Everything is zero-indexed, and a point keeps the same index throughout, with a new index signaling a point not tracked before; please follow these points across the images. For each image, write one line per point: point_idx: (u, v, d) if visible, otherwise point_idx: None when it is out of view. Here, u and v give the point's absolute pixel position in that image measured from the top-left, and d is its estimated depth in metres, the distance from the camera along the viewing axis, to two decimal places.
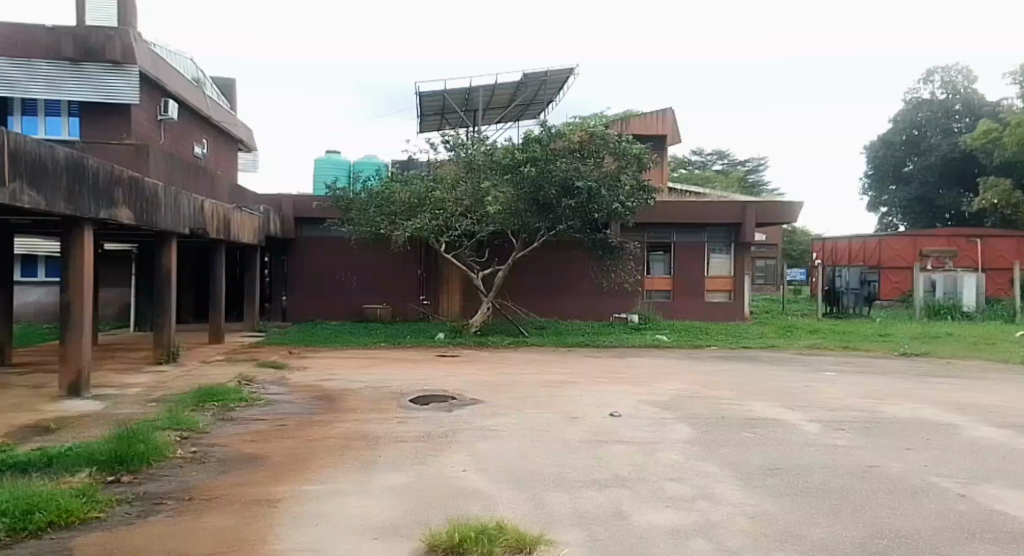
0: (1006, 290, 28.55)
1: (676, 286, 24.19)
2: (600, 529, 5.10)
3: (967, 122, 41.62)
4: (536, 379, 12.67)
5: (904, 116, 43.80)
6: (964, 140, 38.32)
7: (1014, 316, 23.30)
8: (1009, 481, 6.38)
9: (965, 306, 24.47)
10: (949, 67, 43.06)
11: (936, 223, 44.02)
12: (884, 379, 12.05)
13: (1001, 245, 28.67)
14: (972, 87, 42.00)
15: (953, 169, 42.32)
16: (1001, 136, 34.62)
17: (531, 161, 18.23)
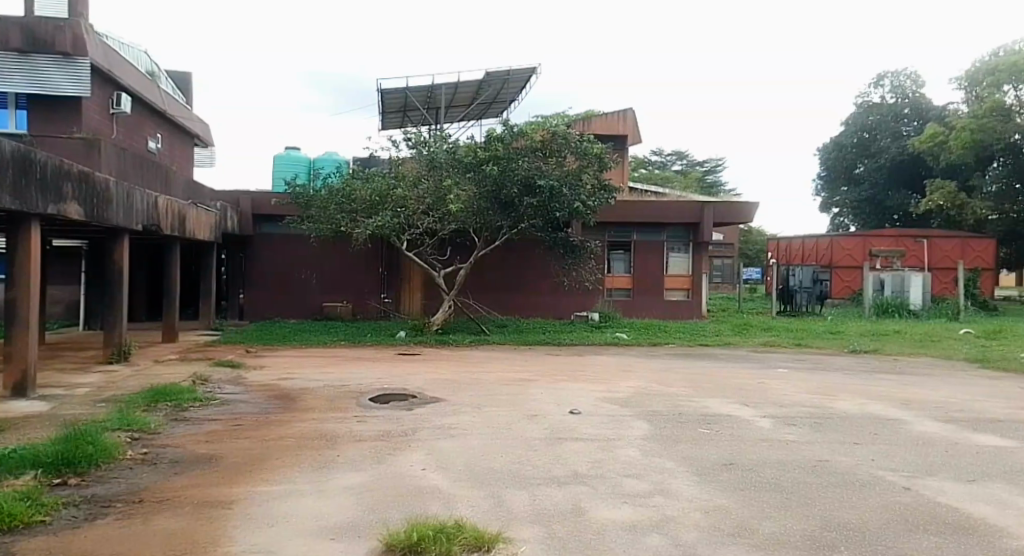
0: (950, 289, 29.56)
1: (635, 284, 24.43)
2: (557, 526, 5.14)
3: (915, 126, 42.98)
4: (496, 377, 12.69)
5: (856, 120, 45.16)
6: (912, 143, 39.63)
7: (957, 314, 24.21)
8: (951, 474, 6.62)
9: (911, 304, 25.19)
10: (899, 72, 44.46)
11: (885, 224, 45.15)
12: (835, 376, 12.38)
13: (947, 245, 29.60)
14: (920, 91, 43.46)
15: (901, 171, 43.61)
16: (946, 140, 35.80)
17: (492, 159, 18.45)
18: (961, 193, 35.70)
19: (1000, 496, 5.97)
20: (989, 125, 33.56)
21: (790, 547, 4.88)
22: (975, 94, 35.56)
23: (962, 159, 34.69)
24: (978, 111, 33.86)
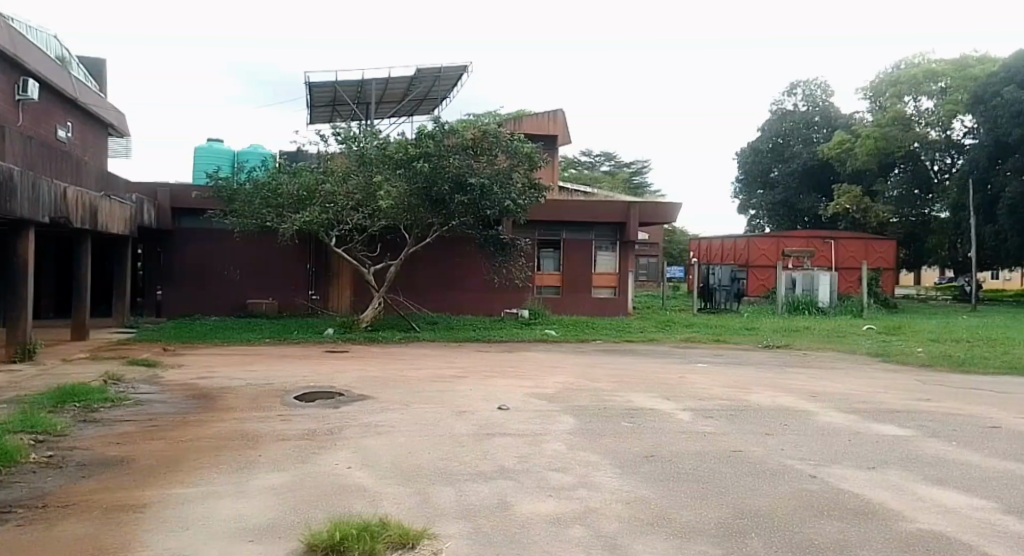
0: (855, 287, 31.05)
1: (564, 282, 24.79)
2: (482, 521, 5.22)
3: (825, 133, 45.37)
4: (424, 374, 12.69)
5: (771, 126, 47.31)
6: (821, 149, 42.54)
7: (862, 311, 25.33)
8: (854, 461, 7.03)
9: (819, 302, 26.29)
10: (811, 81, 47.06)
11: (797, 226, 47.25)
12: (751, 370, 12.93)
13: (853, 245, 31.32)
14: (830, 101, 46.21)
15: (812, 176, 45.80)
16: (852, 147, 39.34)
17: (423, 156, 18.21)
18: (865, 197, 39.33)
19: (897, 481, 6.39)
20: (892, 133, 37.46)
21: (706, 534, 5.11)
22: (879, 104, 40.00)
23: (867, 165, 38.01)
24: (883, 120, 37.76)
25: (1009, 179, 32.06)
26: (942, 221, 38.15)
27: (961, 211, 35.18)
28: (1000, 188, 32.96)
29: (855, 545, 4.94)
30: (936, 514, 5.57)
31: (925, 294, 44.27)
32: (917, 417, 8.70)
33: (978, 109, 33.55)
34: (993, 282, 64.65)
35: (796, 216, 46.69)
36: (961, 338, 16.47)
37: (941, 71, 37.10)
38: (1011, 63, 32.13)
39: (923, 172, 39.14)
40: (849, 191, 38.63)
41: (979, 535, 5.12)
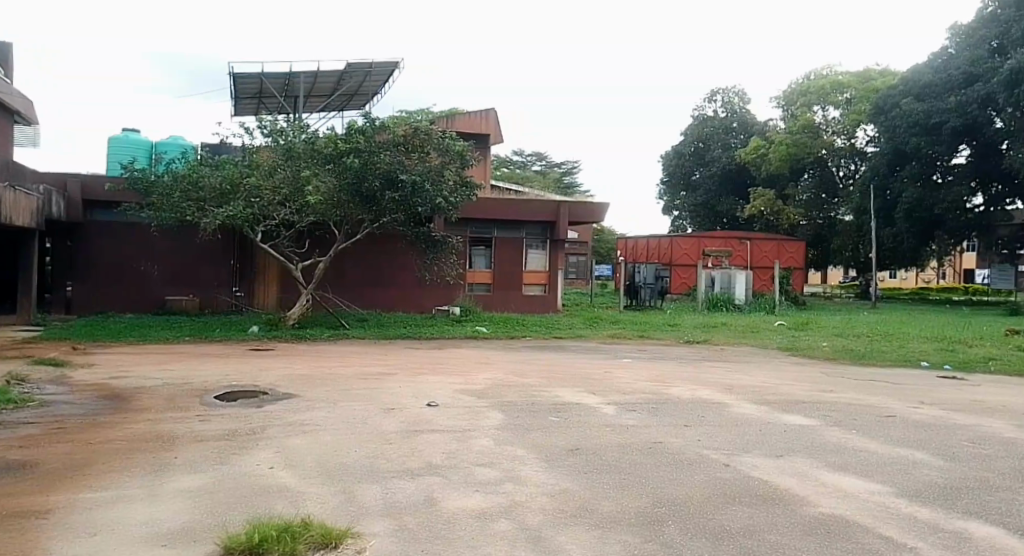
0: (769, 285, 32.43)
1: (495, 280, 24.92)
2: (407, 518, 5.26)
3: (742, 138, 46.98)
4: (353, 371, 12.57)
5: (693, 130, 48.62)
6: (739, 154, 44.51)
7: (774, 308, 26.67)
8: (766, 450, 7.38)
9: (736, 299, 27.21)
10: (728, 89, 48.61)
11: (717, 226, 48.95)
12: (672, 364, 13.35)
13: (767, 246, 32.61)
14: (746, 108, 47.81)
15: (731, 180, 47.50)
16: (766, 153, 41.61)
17: (353, 151, 18.03)
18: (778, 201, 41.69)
19: (804, 468, 6.74)
20: (802, 140, 39.66)
21: (625, 523, 5.28)
22: (790, 113, 41.98)
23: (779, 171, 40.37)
24: (794, 128, 40.10)
25: (905, 185, 33.81)
26: (846, 224, 40.03)
27: (863, 215, 36.95)
28: (897, 194, 34.52)
29: (764, 529, 5.19)
30: (839, 499, 5.91)
31: (827, 294, 45.52)
32: (824, 407, 9.18)
33: (881, 118, 35.40)
34: (892, 280, 68.63)
35: (716, 217, 48.36)
36: (862, 333, 17.44)
37: (846, 83, 39.20)
38: (910, 77, 34.13)
39: (830, 178, 41.22)
40: (764, 195, 41.34)
41: (875, 516, 5.48)
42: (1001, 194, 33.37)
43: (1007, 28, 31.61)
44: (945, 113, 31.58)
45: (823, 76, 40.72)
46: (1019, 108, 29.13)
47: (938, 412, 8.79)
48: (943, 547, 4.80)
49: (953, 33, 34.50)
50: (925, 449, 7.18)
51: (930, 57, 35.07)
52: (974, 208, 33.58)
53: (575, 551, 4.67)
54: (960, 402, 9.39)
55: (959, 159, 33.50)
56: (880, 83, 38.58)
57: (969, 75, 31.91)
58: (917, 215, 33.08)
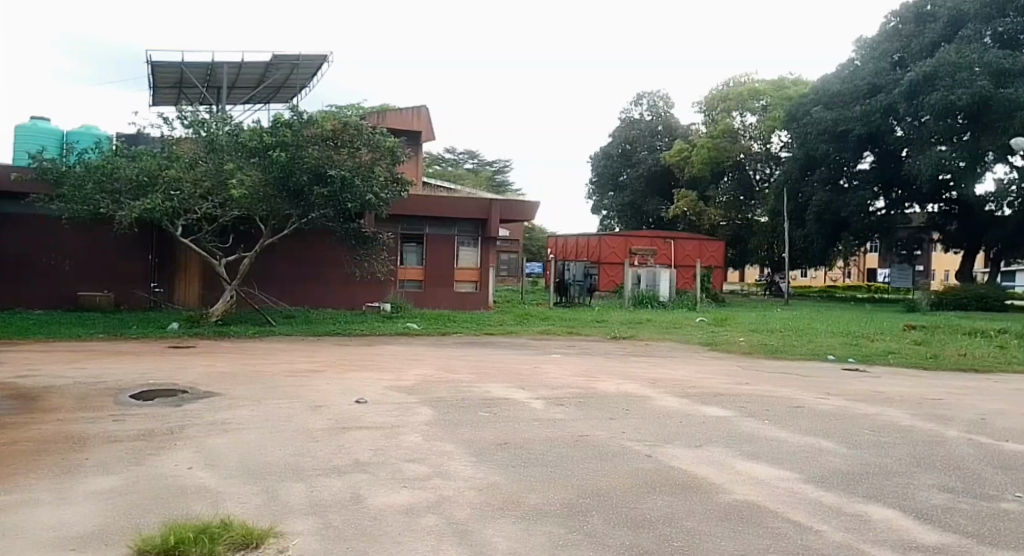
0: (692, 283, 33.36)
1: (427, 277, 24.85)
2: (333, 515, 5.24)
3: (666, 141, 48.41)
4: (278, 369, 12.35)
5: (620, 132, 49.74)
6: (664, 156, 45.81)
7: (696, 305, 27.55)
8: (687, 441, 7.66)
9: (661, 297, 28.03)
10: (654, 93, 49.90)
11: (643, 226, 50.15)
12: (600, 359, 13.65)
13: (689, 246, 33.64)
14: (670, 112, 49.15)
15: (656, 181, 48.79)
16: (689, 156, 43.04)
17: (279, 145, 17.69)
18: (700, 202, 43.40)
19: (720, 458, 7.05)
20: (722, 145, 41.10)
21: (551, 515, 5.41)
22: (711, 117, 43.33)
23: (701, 173, 41.96)
24: (715, 132, 41.38)
25: (816, 189, 35.46)
26: (762, 225, 41.61)
27: (776, 216, 39.11)
28: (808, 198, 36.47)
29: (682, 517, 5.42)
30: (752, 486, 6.20)
31: (746, 294, 44.97)
32: (740, 399, 9.58)
33: (795, 125, 37.00)
34: (803, 278, 71.94)
35: (642, 217, 49.52)
36: (776, 328, 18.24)
37: (762, 90, 40.77)
38: (820, 86, 35.82)
39: (747, 180, 42.86)
40: (687, 196, 42.92)
41: (784, 502, 5.78)
42: (901, 199, 34.88)
43: (906, 44, 34.18)
44: (851, 121, 33.07)
45: (740, 83, 42.13)
46: (918, 117, 30.75)
47: (844, 402, 9.30)
48: (845, 529, 5.12)
49: (860, 46, 36.53)
50: (831, 438, 7.59)
51: (838, 68, 37.01)
52: (876, 211, 35.19)
53: (501, 542, 4.76)
54: (865, 393, 9.96)
55: (864, 165, 35.06)
56: (793, 92, 40.29)
57: (874, 86, 33.40)
58: (826, 217, 34.79)
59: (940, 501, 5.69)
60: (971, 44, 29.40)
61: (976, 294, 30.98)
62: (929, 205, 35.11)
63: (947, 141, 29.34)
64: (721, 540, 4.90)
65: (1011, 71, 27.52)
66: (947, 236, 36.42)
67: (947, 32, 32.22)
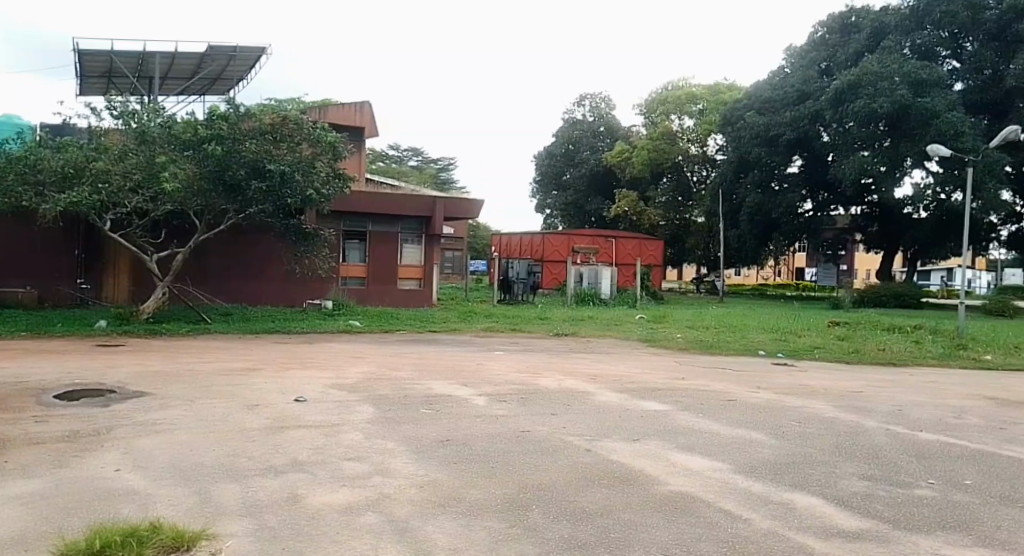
0: (632, 281, 33.91)
1: (370, 273, 24.65)
2: (268, 516, 5.20)
3: (608, 142, 49.19)
4: (214, 367, 12.11)
5: (563, 132, 50.35)
6: (605, 156, 46.54)
7: (637, 302, 28.10)
8: (624, 435, 7.85)
9: (602, 294, 28.51)
10: (596, 95, 50.71)
11: (585, 225, 50.79)
12: (541, 356, 13.83)
13: (629, 245, 34.21)
14: (612, 113, 50.00)
15: (598, 181, 49.46)
16: (630, 157, 43.80)
17: (215, 138, 17.32)
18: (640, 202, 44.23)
19: (656, 451, 7.25)
20: (661, 146, 41.99)
21: (491, 510, 5.48)
22: (650, 120, 44.12)
23: (641, 174, 42.74)
24: (654, 134, 42.27)
25: (748, 191, 36.30)
26: (700, 225, 42.66)
27: (712, 217, 40.44)
28: (741, 198, 37.41)
29: (619, 509, 5.56)
30: (685, 478, 6.41)
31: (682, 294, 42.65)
32: (676, 393, 9.86)
33: (729, 129, 38.04)
34: (737, 277, 74.15)
35: (584, 217, 50.15)
36: (710, 324, 18.78)
37: (699, 94, 41.76)
38: (754, 91, 36.97)
39: (684, 182, 43.87)
40: (627, 196, 43.63)
41: (714, 493, 6.00)
42: (827, 201, 36.29)
43: (832, 53, 35.97)
44: (781, 126, 34.14)
45: (678, 87, 43.04)
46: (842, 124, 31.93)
47: (775, 396, 9.66)
48: (771, 517, 5.35)
49: (790, 54, 37.94)
50: (762, 430, 7.89)
51: (770, 75, 38.31)
52: (804, 213, 36.47)
53: (441, 538, 4.81)
54: (793, 387, 10.38)
55: (793, 168, 36.25)
56: (728, 96, 41.43)
57: (802, 93, 34.78)
58: (758, 218, 35.99)
59: (859, 489, 5.99)
60: (892, 55, 30.75)
61: (895, 292, 32.61)
62: (853, 208, 36.61)
63: (868, 146, 30.50)
64: (654, 530, 5.06)
65: (927, 81, 28.71)
66: (870, 236, 38.04)
67: (870, 43, 33.98)
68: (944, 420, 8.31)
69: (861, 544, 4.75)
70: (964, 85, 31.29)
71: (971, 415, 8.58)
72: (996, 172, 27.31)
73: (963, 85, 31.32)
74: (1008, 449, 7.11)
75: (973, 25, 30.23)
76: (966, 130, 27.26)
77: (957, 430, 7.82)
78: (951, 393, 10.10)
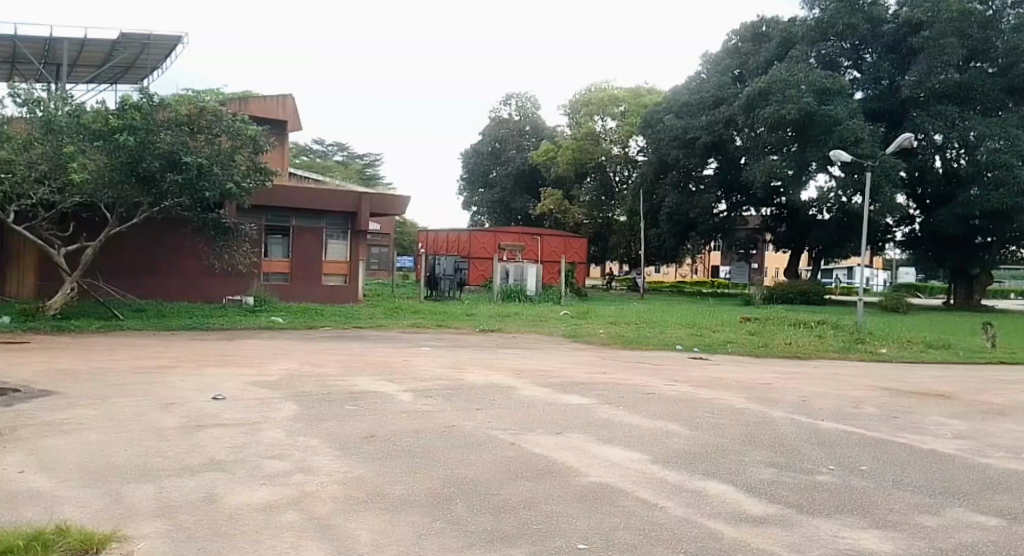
0: (557, 278, 34.37)
1: (293, 269, 24.17)
2: (184, 516, 5.09)
3: (534, 141, 49.71)
4: (127, 365, 11.67)
5: (490, 131, 50.63)
6: (531, 156, 47.03)
7: (560, 298, 28.56)
8: (547, 428, 8.02)
9: (528, 291, 28.88)
10: (522, 95, 51.11)
11: (511, 223, 51.22)
12: (467, 351, 13.93)
13: (554, 242, 34.66)
14: (538, 113, 50.51)
15: (524, 179, 49.89)
16: (556, 156, 44.43)
17: (127, 129, 16.61)
18: (565, 201, 44.96)
19: (578, 443, 7.44)
20: (585, 146, 42.74)
21: (415, 505, 5.51)
22: (574, 121, 44.64)
23: (566, 173, 43.40)
24: (578, 135, 42.97)
25: (668, 192, 37.39)
26: (622, 224, 43.67)
27: (634, 216, 41.43)
28: (662, 199, 38.47)
29: (542, 500, 5.69)
30: (604, 469, 6.61)
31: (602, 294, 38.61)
32: (599, 387, 10.10)
33: (649, 131, 39.03)
34: (656, 275, 76.31)
35: (510, 215, 50.56)
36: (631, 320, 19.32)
37: (621, 97, 42.55)
38: (672, 96, 37.99)
39: (608, 182, 44.78)
40: (553, 194, 44.24)
41: (634, 482, 6.20)
42: (740, 202, 37.71)
43: (744, 61, 37.45)
44: (698, 129, 35.20)
45: (601, 89, 43.83)
46: (754, 129, 33.28)
47: (691, 388, 10.04)
48: (685, 505, 5.59)
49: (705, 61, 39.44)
50: (677, 421, 8.21)
51: (686, 81, 39.60)
52: (719, 213, 37.87)
53: (364, 535, 4.81)
54: (709, 380, 10.80)
55: (709, 170, 37.42)
56: (649, 100, 42.52)
57: (717, 98, 36.09)
58: (677, 217, 37.05)
59: (767, 476, 6.31)
60: (799, 64, 32.11)
61: (801, 289, 34.05)
62: (763, 208, 38.11)
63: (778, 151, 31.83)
64: (576, 521, 5.20)
65: (832, 90, 30.25)
66: (778, 237, 39.65)
67: (779, 53, 35.39)
68: (844, 410, 8.84)
69: (767, 528, 5.02)
70: (864, 95, 32.91)
71: (868, 405, 9.16)
72: (891, 178, 29.15)
73: (863, 94, 32.91)
74: (901, 436, 7.63)
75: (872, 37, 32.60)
76: (865, 137, 28.94)
77: (856, 419, 8.32)
78: (851, 384, 10.73)
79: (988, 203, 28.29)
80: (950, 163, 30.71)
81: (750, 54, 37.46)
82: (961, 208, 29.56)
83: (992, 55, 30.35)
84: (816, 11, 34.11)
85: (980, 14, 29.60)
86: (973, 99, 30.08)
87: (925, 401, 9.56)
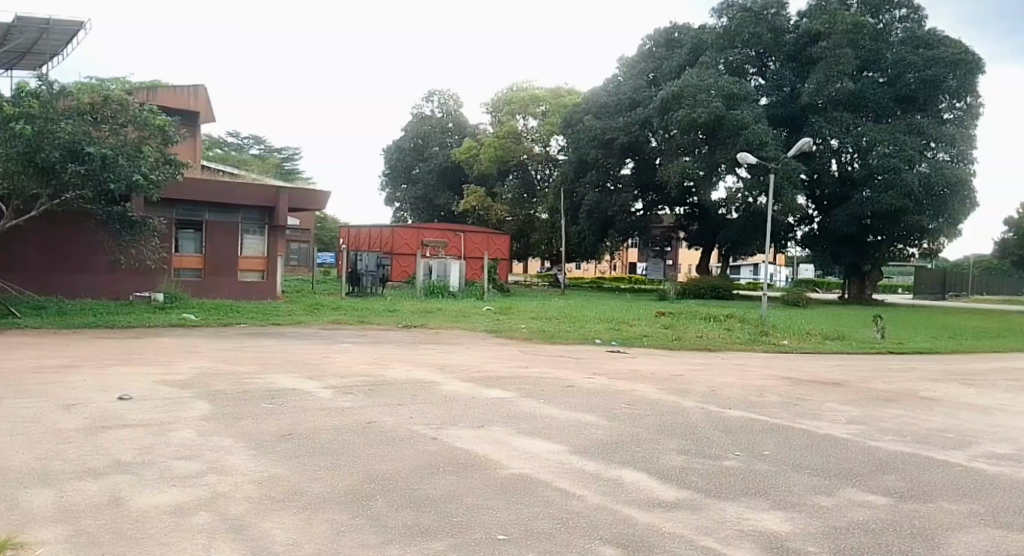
0: (479, 274, 34.43)
1: (206, 266, 23.39)
2: (86, 521, 4.94)
3: (457, 138, 49.75)
4: (24, 365, 11.12)
5: (412, 127, 50.38)
6: (453, 153, 47.01)
7: (483, 294, 28.75)
8: (467, 423, 8.10)
9: (451, 287, 28.92)
10: (444, 91, 50.94)
11: (433, 219, 51.09)
12: (386, 347, 13.90)
13: (477, 238, 34.80)
14: (460, 109, 50.49)
15: (446, 176, 49.85)
16: (478, 153, 44.52)
17: (23, 117, 15.70)
18: (488, 198, 45.00)
19: (500, 436, 7.57)
20: (507, 144, 43.01)
21: (333, 502, 5.51)
22: (497, 119, 44.86)
23: (489, 171, 43.58)
24: (500, 133, 43.13)
25: (587, 190, 38.15)
26: (544, 221, 44.07)
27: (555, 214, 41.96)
28: (581, 197, 39.23)
29: (462, 493, 5.80)
30: (523, 460, 6.76)
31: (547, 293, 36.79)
32: (518, 381, 10.27)
33: (570, 131, 39.77)
34: (578, 270, 77.99)
35: (433, 212, 50.50)
36: (551, 315, 19.69)
37: (541, 97, 43.03)
38: (591, 97, 38.67)
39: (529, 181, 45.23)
40: (475, 192, 44.30)
41: (551, 473, 6.37)
42: (655, 202, 39.01)
43: (658, 65, 38.63)
44: (615, 130, 36.06)
45: (522, 88, 44.19)
46: (667, 131, 34.37)
47: (608, 381, 10.34)
48: (601, 493, 5.81)
49: (620, 64, 40.36)
50: (595, 412, 8.47)
51: (604, 83, 40.37)
52: (635, 212, 38.97)
53: (279, 534, 4.79)
54: (625, 372, 11.16)
55: (625, 170, 38.44)
56: (569, 100, 43.18)
57: (633, 101, 36.99)
58: (596, 215, 37.82)
59: (677, 463, 6.63)
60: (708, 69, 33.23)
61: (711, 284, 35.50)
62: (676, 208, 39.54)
63: (689, 153, 33.04)
64: (496, 512, 5.33)
65: (738, 95, 31.57)
66: (690, 236, 41.02)
67: (689, 58, 36.75)
68: (750, 399, 9.33)
69: (676, 512, 5.29)
70: (768, 100, 34.50)
71: (771, 393, 9.68)
72: (792, 178, 30.68)
73: (767, 100, 34.45)
74: (800, 423, 8.10)
75: (775, 45, 34.21)
76: (768, 141, 30.43)
77: (759, 408, 8.78)
78: (756, 375, 11.30)
79: (879, 203, 30.08)
80: (845, 166, 32.63)
81: (663, 58, 38.71)
82: (856, 209, 31.30)
83: (882, 66, 32.52)
84: (724, 20, 35.32)
85: (870, 27, 32.08)
86: (866, 107, 32.10)
87: (823, 389, 10.16)
